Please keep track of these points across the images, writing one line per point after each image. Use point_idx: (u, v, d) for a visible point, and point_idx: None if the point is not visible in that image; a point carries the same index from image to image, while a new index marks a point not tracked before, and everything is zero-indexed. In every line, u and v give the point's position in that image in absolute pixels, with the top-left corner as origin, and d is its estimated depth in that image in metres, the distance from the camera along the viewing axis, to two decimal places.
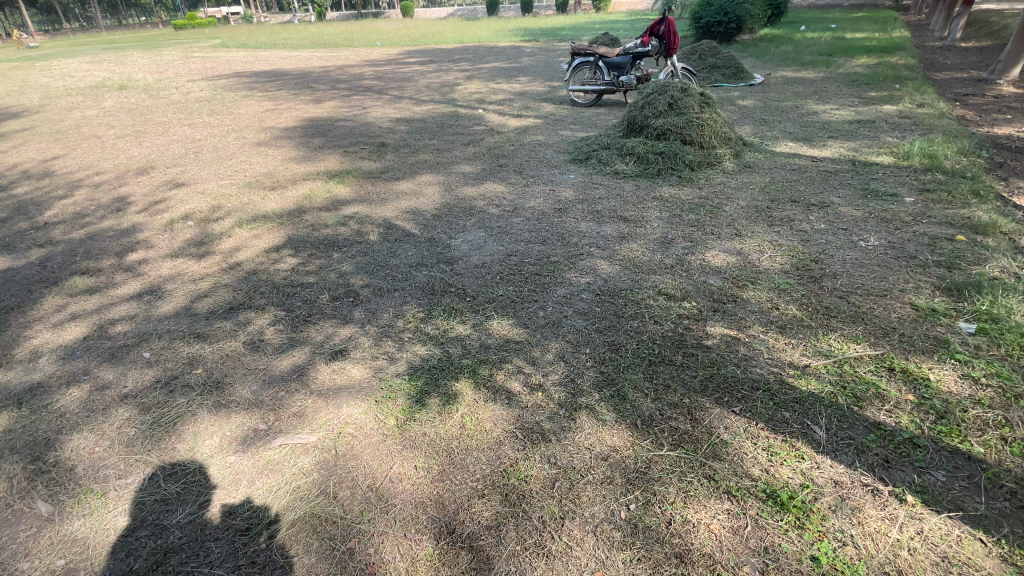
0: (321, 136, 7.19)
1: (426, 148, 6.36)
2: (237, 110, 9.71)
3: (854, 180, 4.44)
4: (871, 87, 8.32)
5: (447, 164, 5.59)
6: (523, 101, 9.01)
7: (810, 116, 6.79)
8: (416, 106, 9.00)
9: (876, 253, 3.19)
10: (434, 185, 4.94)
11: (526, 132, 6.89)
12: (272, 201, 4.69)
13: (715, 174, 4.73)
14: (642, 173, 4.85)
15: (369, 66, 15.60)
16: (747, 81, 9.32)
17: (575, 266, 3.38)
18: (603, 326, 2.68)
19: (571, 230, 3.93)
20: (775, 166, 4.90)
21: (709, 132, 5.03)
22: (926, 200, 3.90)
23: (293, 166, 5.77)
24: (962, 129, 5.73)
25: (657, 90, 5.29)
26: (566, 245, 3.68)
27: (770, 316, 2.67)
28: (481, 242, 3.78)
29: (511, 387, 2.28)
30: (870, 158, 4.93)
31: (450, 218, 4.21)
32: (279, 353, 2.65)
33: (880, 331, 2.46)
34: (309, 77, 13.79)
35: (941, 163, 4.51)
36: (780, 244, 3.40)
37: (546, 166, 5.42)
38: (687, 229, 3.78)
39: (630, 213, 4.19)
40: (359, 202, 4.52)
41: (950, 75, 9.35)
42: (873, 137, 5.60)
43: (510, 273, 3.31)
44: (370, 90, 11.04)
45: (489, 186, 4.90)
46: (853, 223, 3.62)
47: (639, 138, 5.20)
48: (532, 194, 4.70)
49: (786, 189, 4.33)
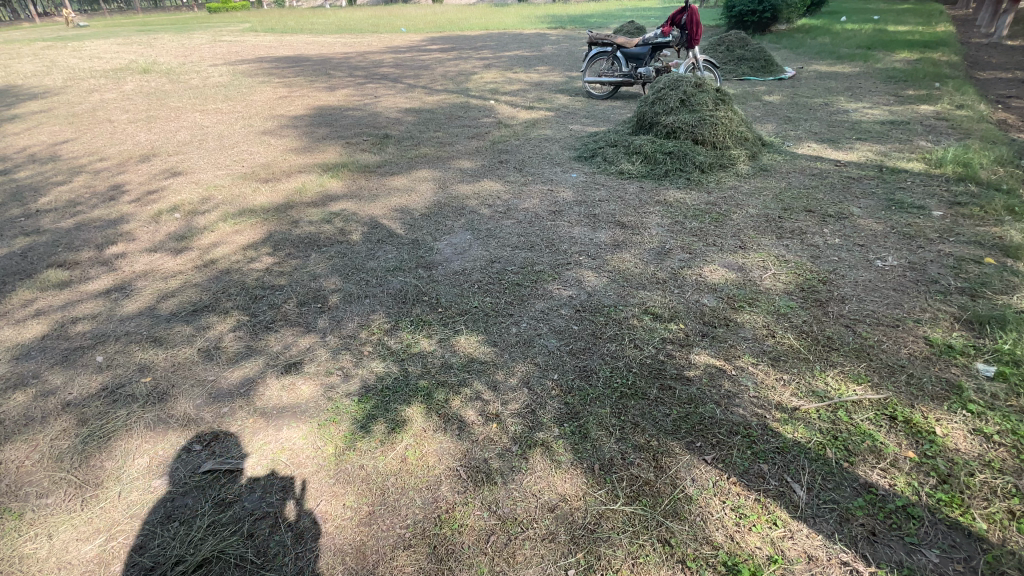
0: (326, 126, 7.07)
1: (429, 141, 6.16)
2: (250, 96, 9.69)
3: (879, 188, 4.07)
4: (908, 85, 7.77)
5: (447, 159, 5.40)
6: (537, 92, 8.72)
7: (839, 115, 6.34)
8: (428, 95, 8.81)
9: (892, 275, 2.88)
10: (428, 182, 4.76)
11: (534, 126, 6.64)
12: (262, 195, 4.59)
13: (727, 177, 4.41)
14: (648, 174, 4.56)
15: (389, 53, 15.44)
16: (776, 75, 8.82)
17: (560, 276, 3.16)
18: (577, 349, 2.47)
19: (563, 236, 3.70)
20: (793, 170, 4.55)
21: (723, 131, 4.69)
22: (956, 214, 3.53)
23: (292, 157, 5.66)
24: (1005, 134, 5.26)
25: (670, 85, 4.96)
26: (555, 253, 3.45)
27: (764, 345, 2.41)
28: (465, 246, 3.59)
29: (465, 416, 2.09)
30: (899, 164, 4.53)
31: (439, 217, 4.03)
32: (231, 363, 2.54)
33: (886, 369, 2.18)
34: (328, 63, 13.70)
35: (977, 172, 4.11)
36: (786, 260, 3.11)
37: (548, 163, 5.17)
38: (687, 239, 3.51)
39: (629, 218, 3.92)
40: (348, 198, 4.38)
41: (998, 73, 8.68)
42: (905, 141, 5.17)
43: (490, 283, 3.11)
44: (385, 78, 10.89)
45: (485, 184, 4.70)
46: (871, 239, 3.30)
47: (648, 136, 4.89)
48: (529, 193, 4.48)
49: (801, 197, 4.00)
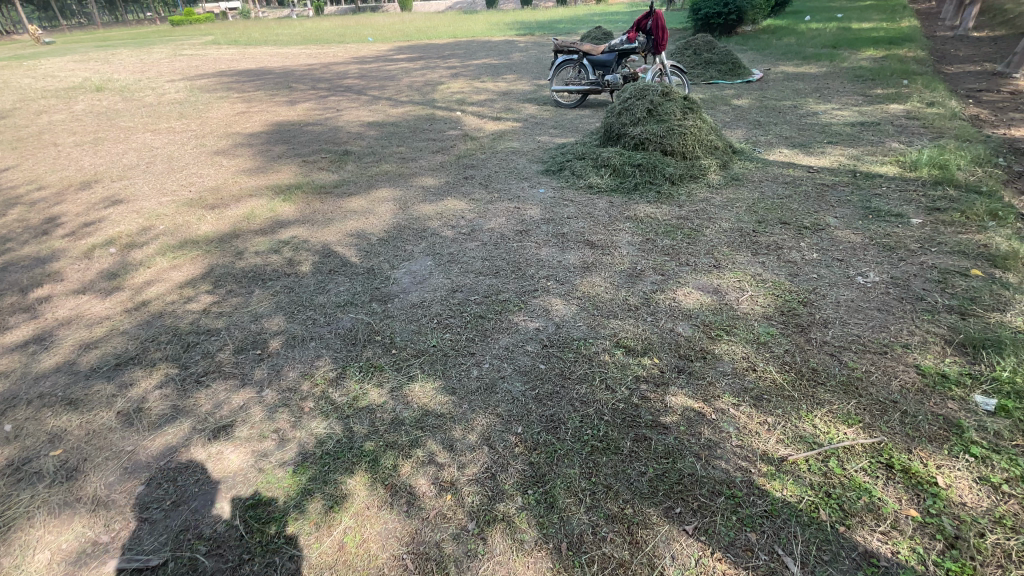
0: (283, 143, 6.74)
1: (392, 156, 5.89)
2: (207, 113, 9.28)
3: (854, 196, 3.95)
4: (875, 84, 7.77)
5: (410, 176, 5.14)
6: (505, 101, 8.51)
7: (809, 117, 6.27)
8: (393, 108, 8.54)
9: (875, 293, 2.72)
10: (388, 202, 4.49)
11: (502, 138, 6.43)
12: (207, 223, 4.27)
13: (699, 188, 4.25)
14: (618, 188, 4.38)
15: (355, 63, 15.10)
16: (745, 77, 8.78)
17: (526, 305, 2.93)
18: (543, 393, 2.24)
19: (530, 259, 3.48)
20: (766, 178, 4.42)
21: (693, 141, 4.54)
22: (935, 222, 3.41)
23: (244, 179, 5.34)
24: (975, 132, 5.21)
25: (636, 94, 4.79)
26: (521, 278, 3.22)
27: (746, 380, 2.21)
28: (425, 274, 3.33)
29: (415, 485, 1.84)
30: (873, 168, 4.43)
31: (398, 242, 3.77)
32: (155, 427, 2.25)
33: (878, 406, 2.00)
34: (291, 76, 13.31)
35: (952, 175, 4.01)
36: (764, 279, 2.94)
37: (515, 177, 4.96)
38: (659, 259, 3.32)
39: (600, 236, 3.72)
40: (301, 224, 4.09)
41: (961, 69, 8.77)
42: (877, 143, 5.09)
43: (450, 315, 2.86)
44: (349, 90, 10.58)
45: (448, 203, 4.45)
46: (850, 252, 3.15)
47: (616, 147, 4.72)
48: (495, 212, 4.25)
49: (776, 208, 3.85)
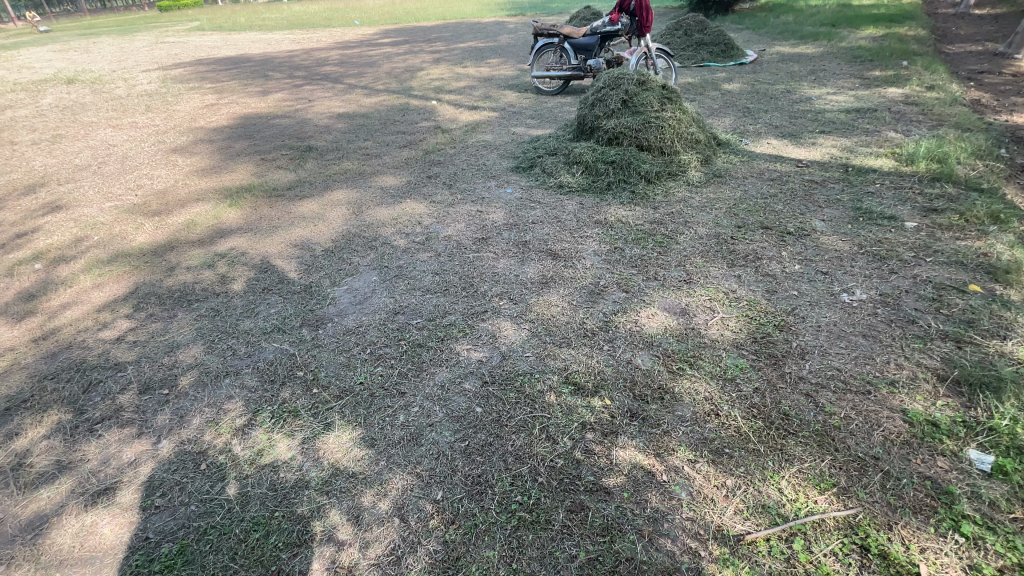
0: (245, 139, 6.38)
1: (355, 152, 5.54)
2: (175, 106, 8.89)
3: (844, 194, 3.62)
4: (874, 65, 7.35)
5: (370, 175, 4.80)
6: (484, 88, 8.10)
7: (801, 103, 5.88)
8: (366, 97, 8.13)
9: (862, 314, 2.41)
10: (341, 206, 4.16)
11: (475, 129, 6.06)
12: (145, 234, 3.97)
13: (677, 187, 3.92)
14: (590, 188, 4.05)
15: (337, 49, 14.58)
16: (737, 59, 8.34)
17: (472, 330, 2.62)
18: (474, 445, 1.94)
19: (485, 271, 3.16)
20: (750, 175, 4.08)
21: (671, 134, 4.17)
22: (932, 225, 3.08)
23: (196, 182, 5.01)
24: (978, 119, 4.85)
25: (610, 83, 4.42)
26: (472, 296, 2.91)
27: (706, 429, 1.92)
28: (367, 292, 3.02)
29: (307, 572, 1.58)
30: (867, 161, 4.09)
31: (344, 252, 3.45)
32: (31, 487, 1.99)
33: (856, 464, 1.71)
34: (269, 63, 12.83)
35: (952, 169, 3.67)
36: (737, 299, 2.63)
37: (481, 175, 4.62)
38: (625, 272, 3.01)
39: (563, 245, 3.40)
40: (243, 234, 3.78)
41: (965, 47, 8.32)
42: (873, 132, 4.72)
43: (385, 343, 2.56)
44: (326, 78, 10.15)
45: (406, 205, 4.12)
46: (836, 262, 2.83)
47: (589, 142, 4.36)
48: (454, 215, 3.92)
49: (758, 209, 3.52)
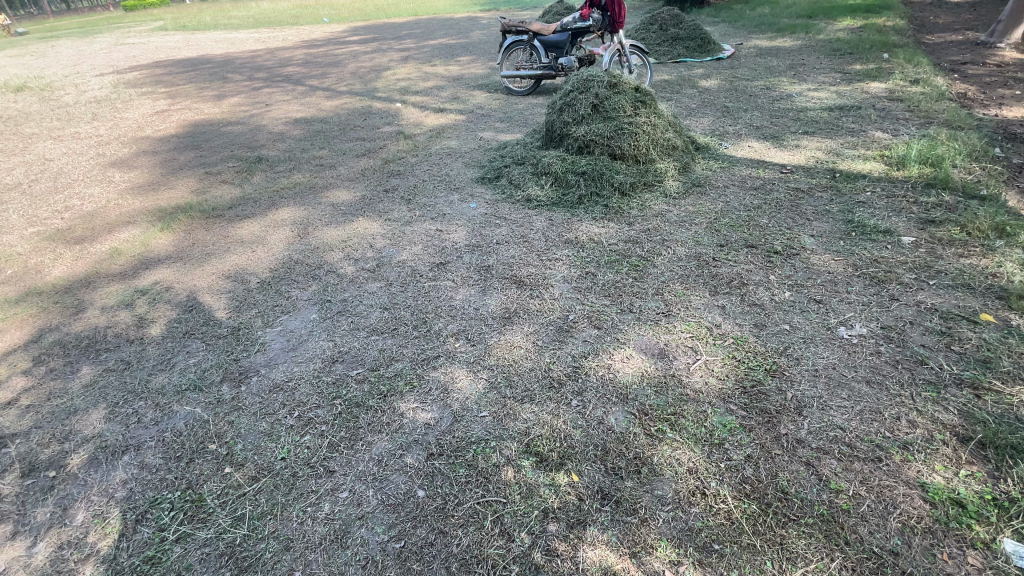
0: (192, 150, 5.90)
1: (309, 162, 5.12)
2: (123, 113, 8.32)
3: (833, 205, 3.33)
4: (854, 58, 7.12)
5: (322, 189, 4.39)
6: (452, 89, 7.69)
7: (782, 101, 5.61)
8: (327, 100, 7.67)
9: (864, 354, 2.11)
10: (286, 227, 3.76)
11: (439, 134, 5.68)
12: (62, 266, 3.52)
13: (653, 199, 3.60)
14: (560, 201, 3.71)
15: (302, 48, 13.99)
16: (715, 54, 8.06)
17: (419, 381, 2.25)
18: (412, 545, 1.60)
19: (440, 302, 2.79)
20: (731, 183, 3.78)
21: (646, 141, 3.85)
22: (931, 241, 2.81)
23: (130, 202, 4.56)
24: (967, 115, 4.61)
25: (580, 86, 4.07)
26: (423, 335, 2.54)
27: (691, 515, 1.59)
28: (303, 335, 2.64)
29: None
30: (855, 166, 3.82)
31: (283, 285, 3.06)
32: None
33: (872, 565, 1.41)
34: (230, 64, 12.22)
35: (947, 173, 3.41)
36: (722, 335, 2.31)
37: (443, 187, 4.25)
38: (596, 302, 2.67)
39: (529, 268, 3.05)
40: (172, 265, 3.37)
41: (944, 38, 8.15)
42: (859, 132, 4.46)
43: (318, 403, 2.19)
44: (288, 80, 9.63)
45: (358, 224, 3.73)
46: (830, 288, 2.53)
47: (559, 150, 4.02)
48: (410, 235, 3.53)
49: (742, 224, 3.21)
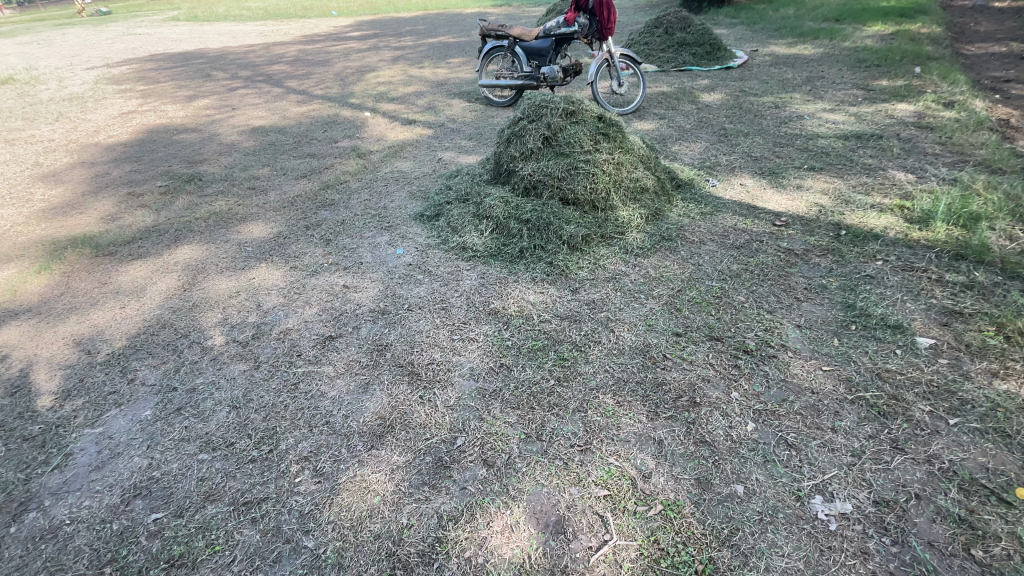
0: (130, 163, 5.40)
1: (242, 184, 4.56)
2: (90, 115, 7.87)
3: (832, 278, 2.63)
4: (880, 72, 6.30)
5: (238, 221, 3.82)
6: (430, 96, 7.05)
7: (790, 125, 4.85)
8: (297, 106, 7.10)
9: (841, 557, 1.44)
10: (174, 275, 3.20)
11: (398, 151, 5.06)
12: None
13: (608, 257, 2.95)
14: (497, 253, 3.08)
15: (299, 43, 13.46)
16: (724, 63, 7.28)
17: (225, 543, 1.65)
18: None
19: (304, 403, 2.18)
20: (708, 237, 3.09)
21: (606, 183, 3.19)
22: (955, 348, 2.11)
23: (32, 228, 4.05)
24: (1010, 151, 3.83)
25: (530, 113, 3.42)
26: (261, 459, 1.95)
27: None
28: (121, 446, 2.08)
29: None
30: (865, 220, 3.09)
31: (134, 365, 2.50)
32: None
33: None
34: (220, 60, 11.77)
35: (982, 240, 2.67)
36: (648, 497, 1.65)
37: (373, 224, 3.61)
38: (498, 418, 2.00)
39: (433, 353, 2.38)
40: (25, 324, 2.84)
41: (985, 49, 7.23)
42: (876, 171, 3.72)
43: (82, 571, 1.62)
44: (268, 80, 9.10)
45: (257, 273, 3.15)
46: (810, 422, 1.85)
47: (504, 189, 3.38)
48: (310, 291, 2.92)
49: (710, 301, 2.54)
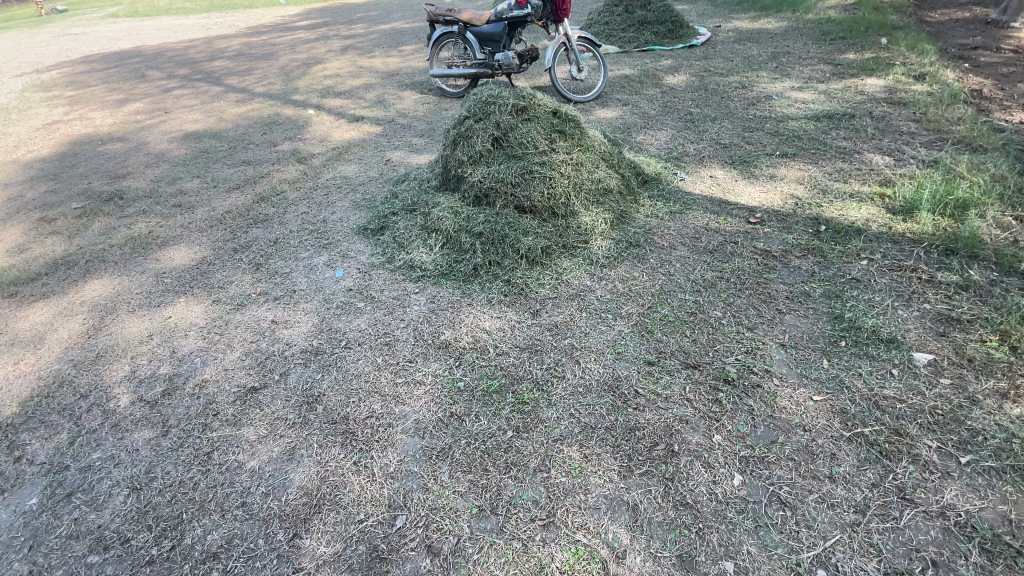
0: (45, 181, 4.85)
1: (168, 200, 4.10)
2: (8, 126, 7.16)
3: (815, 283, 2.38)
4: (846, 44, 6.11)
5: (158, 246, 3.39)
6: (380, 89, 6.58)
7: (758, 106, 4.59)
8: (236, 106, 6.55)
9: None
10: (79, 318, 2.78)
11: (343, 153, 4.65)
12: None
13: (571, 270, 2.66)
14: (449, 271, 2.75)
15: (243, 36, 12.66)
16: (687, 41, 6.99)
17: None
18: None
19: (220, 479, 1.85)
20: (680, 240, 2.82)
21: (565, 187, 2.88)
22: (957, 365, 1.88)
23: None
24: (986, 126, 3.65)
25: (477, 111, 3.08)
26: (162, 561, 1.61)
27: None
28: None
29: None
30: (845, 212, 2.86)
31: (20, 439, 2.11)
32: None
33: None
34: (157, 58, 10.95)
35: (973, 232, 2.46)
36: None
37: (311, 242, 3.24)
38: (447, 486, 1.70)
39: (372, 402, 2.05)
40: None
41: (948, 15, 7.09)
42: (851, 155, 3.49)
43: None
44: (208, 78, 8.46)
45: (175, 309, 2.75)
46: (805, 470, 1.60)
47: (453, 198, 3.04)
48: (234, 330, 2.55)
49: (684, 319, 2.27)
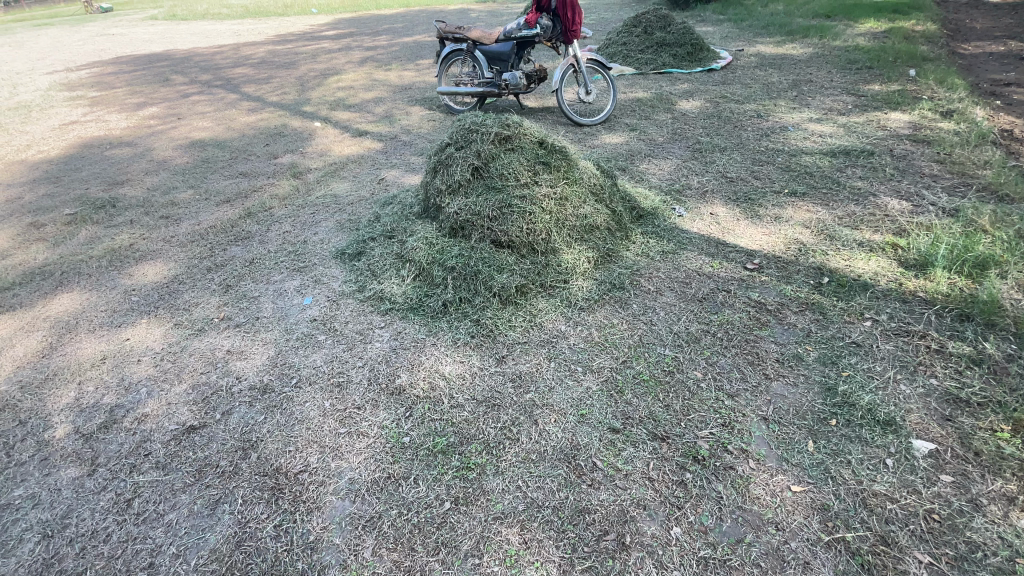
0: (47, 184, 4.87)
1: (157, 211, 4.05)
2: (28, 126, 7.30)
3: (810, 346, 2.15)
4: (872, 74, 5.83)
5: (134, 261, 3.32)
6: (389, 104, 6.53)
7: (771, 138, 4.37)
8: (246, 115, 6.57)
9: None
10: (38, 335, 2.70)
11: (339, 169, 4.56)
12: None
13: (546, 312, 2.48)
14: (417, 306, 2.59)
15: (270, 44, 12.88)
16: (706, 65, 6.78)
17: None
18: None
19: (133, 533, 1.70)
20: (667, 284, 2.62)
21: (546, 223, 2.72)
22: (962, 459, 1.64)
23: None
24: (1017, 172, 3.37)
25: (458, 138, 2.96)
26: None
27: None
28: None
29: None
30: (852, 263, 2.62)
31: None
32: None
33: None
34: (183, 63, 11.16)
35: (994, 296, 2.20)
36: None
37: (286, 264, 3.13)
38: (366, 564, 1.52)
39: (309, 454, 1.90)
40: None
41: (984, 47, 6.75)
42: (865, 197, 3.25)
43: None
44: (226, 85, 8.55)
45: (133, 331, 2.66)
46: None
47: (430, 227, 2.91)
48: (188, 359, 2.43)
49: (659, 379, 2.06)
